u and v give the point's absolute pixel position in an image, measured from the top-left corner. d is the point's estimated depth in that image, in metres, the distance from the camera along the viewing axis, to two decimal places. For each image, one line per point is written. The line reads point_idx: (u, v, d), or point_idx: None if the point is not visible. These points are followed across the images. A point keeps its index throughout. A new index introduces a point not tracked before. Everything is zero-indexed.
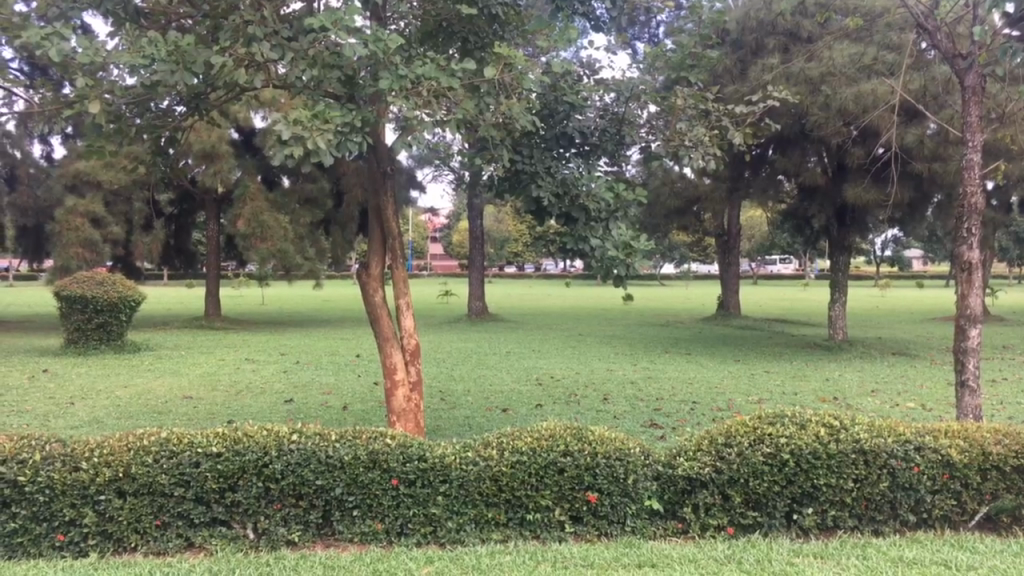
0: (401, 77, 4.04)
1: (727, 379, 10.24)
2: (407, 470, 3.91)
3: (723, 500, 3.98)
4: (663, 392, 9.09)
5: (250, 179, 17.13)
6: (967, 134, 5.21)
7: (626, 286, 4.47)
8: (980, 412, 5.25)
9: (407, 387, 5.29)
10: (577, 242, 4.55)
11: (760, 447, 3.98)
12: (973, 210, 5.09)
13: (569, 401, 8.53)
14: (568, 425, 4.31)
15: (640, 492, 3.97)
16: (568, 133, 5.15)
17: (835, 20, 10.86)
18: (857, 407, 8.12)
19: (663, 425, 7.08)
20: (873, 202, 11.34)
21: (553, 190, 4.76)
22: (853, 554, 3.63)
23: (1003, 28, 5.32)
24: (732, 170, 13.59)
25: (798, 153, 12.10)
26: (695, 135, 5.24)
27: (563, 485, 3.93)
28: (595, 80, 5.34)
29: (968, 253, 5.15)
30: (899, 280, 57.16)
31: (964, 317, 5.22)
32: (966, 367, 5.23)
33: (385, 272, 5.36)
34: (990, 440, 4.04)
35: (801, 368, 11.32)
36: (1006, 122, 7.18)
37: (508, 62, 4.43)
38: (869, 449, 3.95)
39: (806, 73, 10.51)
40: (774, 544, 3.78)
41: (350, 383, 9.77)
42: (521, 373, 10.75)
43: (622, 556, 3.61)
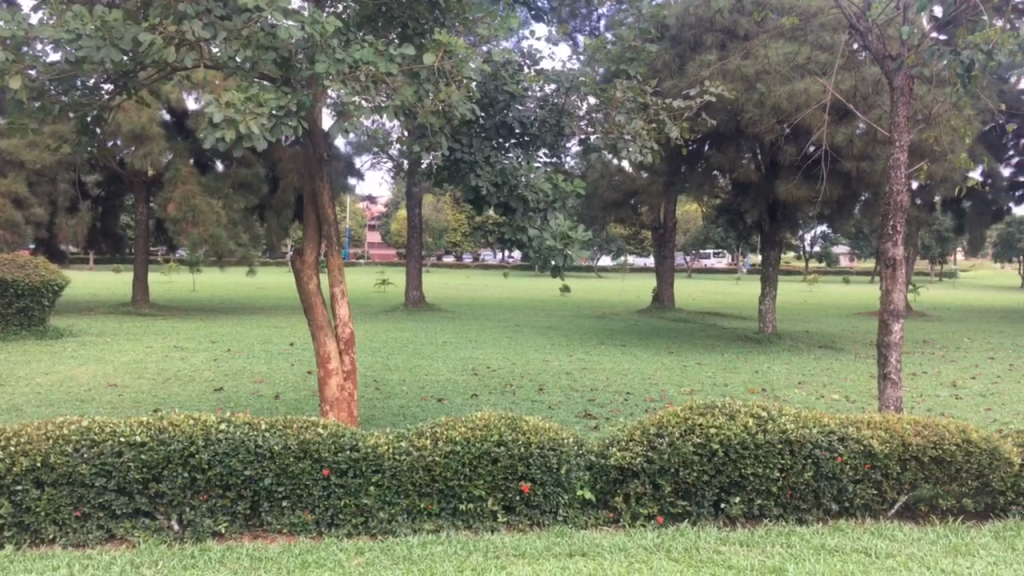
0: (338, 62, 3.99)
1: (660, 370, 10.39)
2: (339, 460, 3.87)
3: (654, 490, 4.03)
4: (597, 383, 9.16)
5: (181, 163, 16.67)
6: (895, 133, 5.36)
7: (563, 277, 4.45)
8: (901, 404, 5.41)
9: (340, 376, 5.23)
10: (515, 233, 4.56)
11: (691, 437, 4.04)
12: (898, 209, 5.24)
13: (504, 392, 8.54)
14: (502, 415, 4.31)
15: (572, 481, 4.00)
16: (507, 123, 5.12)
17: (771, 19, 11.06)
18: (784, 399, 8.32)
19: (597, 416, 7.13)
20: (804, 199, 11.61)
21: (492, 179, 4.77)
22: (778, 542, 3.72)
23: (930, 31, 5.48)
24: (669, 165, 13.74)
25: (733, 149, 12.30)
26: (634, 128, 5.30)
27: (496, 475, 3.93)
28: (536, 70, 5.33)
29: (893, 250, 5.30)
30: (827, 275, 58.84)
31: (888, 312, 5.38)
32: (888, 360, 5.39)
33: (319, 259, 5.28)
34: (910, 430, 4.17)
35: (732, 360, 11.53)
36: (933, 123, 7.38)
37: (448, 50, 4.38)
38: (795, 439, 4.05)
39: (743, 70, 10.68)
40: (702, 532, 3.85)
41: (283, 371, 9.64)
42: (457, 363, 10.73)
43: (553, 546, 3.63)
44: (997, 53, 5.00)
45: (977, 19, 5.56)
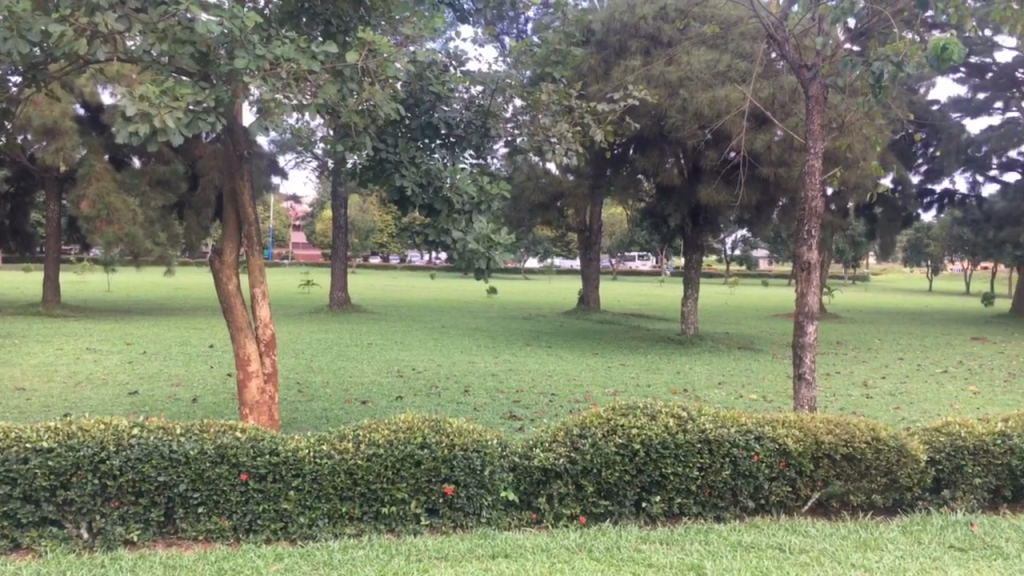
0: (258, 58, 3.90)
1: (584, 371, 10.50)
2: (258, 464, 3.78)
3: (576, 490, 4.07)
4: (522, 384, 9.20)
5: (95, 159, 16.09)
6: (810, 141, 5.53)
7: (488, 280, 4.44)
8: (814, 403, 5.58)
9: (261, 378, 5.13)
10: (439, 234, 4.53)
11: (613, 438, 4.09)
12: (812, 215, 5.42)
13: (429, 393, 8.51)
14: (426, 417, 4.29)
15: (496, 483, 4.00)
16: (433, 123, 5.08)
17: (694, 26, 11.28)
18: (705, 399, 8.49)
19: (522, 418, 7.15)
20: (724, 203, 11.90)
21: (417, 180, 4.75)
22: (696, 540, 3.79)
23: (844, 43, 5.68)
24: (595, 168, 13.89)
25: (657, 153, 12.52)
26: (558, 131, 5.34)
27: (419, 478, 3.90)
28: (461, 71, 5.33)
29: (807, 253, 5.46)
30: (747, 278, 60.38)
31: (803, 314, 5.54)
32: (802, 360, 5.57)
33: (239, 260, 5.17)
34: (823, 429, 4.29)
35: (655, 361, 11.71)
36: (846, 131, 7.64)
37: (372, 48, 4.34)
38: (713, 439, 4.13)
39: (666, 76, 10.86)
40: (623, 531, 3.91)
41: (203, 374, 9.41)
42: (382, 365, 10.64)
43: (476, 548, 3.62)
44: (906, 66, 5.20)
45: (887, 32, 5.78)
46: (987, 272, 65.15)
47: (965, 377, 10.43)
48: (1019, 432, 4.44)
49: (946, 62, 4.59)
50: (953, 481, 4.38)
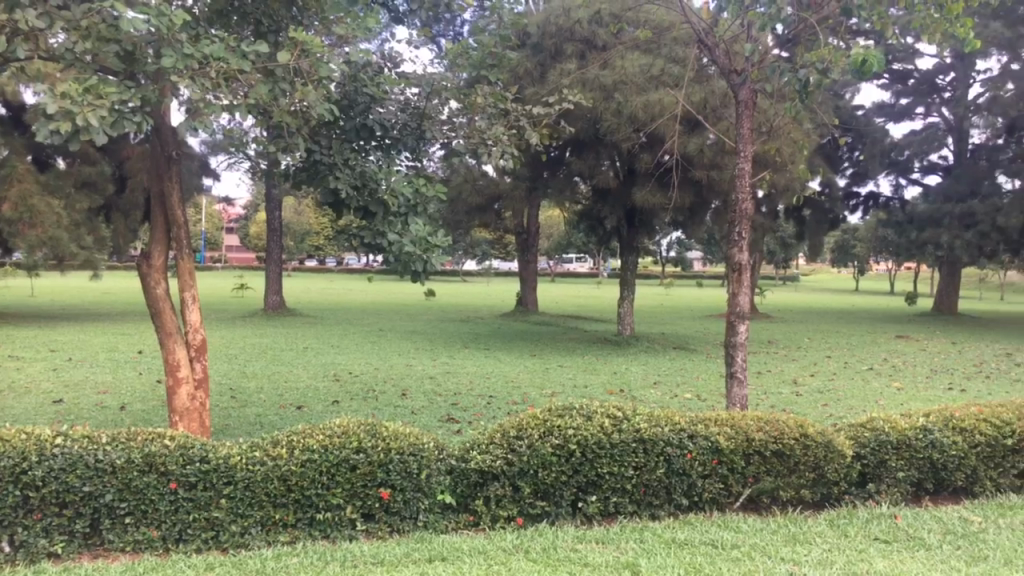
0: (186, 57, 3.81)
1: (522, 373, 10.52)
2: (187, 473, 3.70)
3: (513, 492, 4.08)
4: (460, 387, 9.18)
5: (16, 160, 15.52)
6: (740, 144, 5.65)
7: (424, 282, 4.42)
8: (746, 401, 5.71)
9: (191, 384, 5.02)
10: (375, 237, 4.47)
11: (549, 438, 4.11)
12: (743, 217, 5.52)
13: (366, 397, 8.42)
14: (362, 421, 4.26)
15: (432, 486, 4.00)
16: (369, 125, 5.04)
17: (628, 31, 11.43)
18: (641, 399, 8.60)
19: (460, 420, 7.15)
20: (659, 206, 12.06)
21: (351, 182, 4.71)
22: (631, 538, 3.84)
23: (771, 49, 5.84)
24: (531, 170, 13.95)
25: (592, 156, 12.64)
26: (494, 134, 5.35)
27: (354, 483, 3.87)
28: (396, 73, 5.31)
29: (738, 255, 5.58)
30: (682, 279, 61.32)
31: (734, 314, 5.65)
32: (734, 359, 5.68)
33: (168, 263, 5.05)
34: (753, 426, 4.38)
35: (592, 362, 11.80)
36: (774, 135, 7.83)
37: (305, 48, 4.28)
38: (648, 437, 4.19)
39: (601, 80, 10.97)
40: (560, 531, 3.94)
41: (130, 381, 9.14)
42: (318, 369, 10.49)
43: (413, 552, 3.61)
44: (831, 72, 5.36)
45: (813, 39, 5.95)
46: (911, 272, 67.36)
47: (890, 374, 10.76)
48: (939, 426, 4.61)
49: (867, 71, 4.76)
50: (877, 475, 4.52)
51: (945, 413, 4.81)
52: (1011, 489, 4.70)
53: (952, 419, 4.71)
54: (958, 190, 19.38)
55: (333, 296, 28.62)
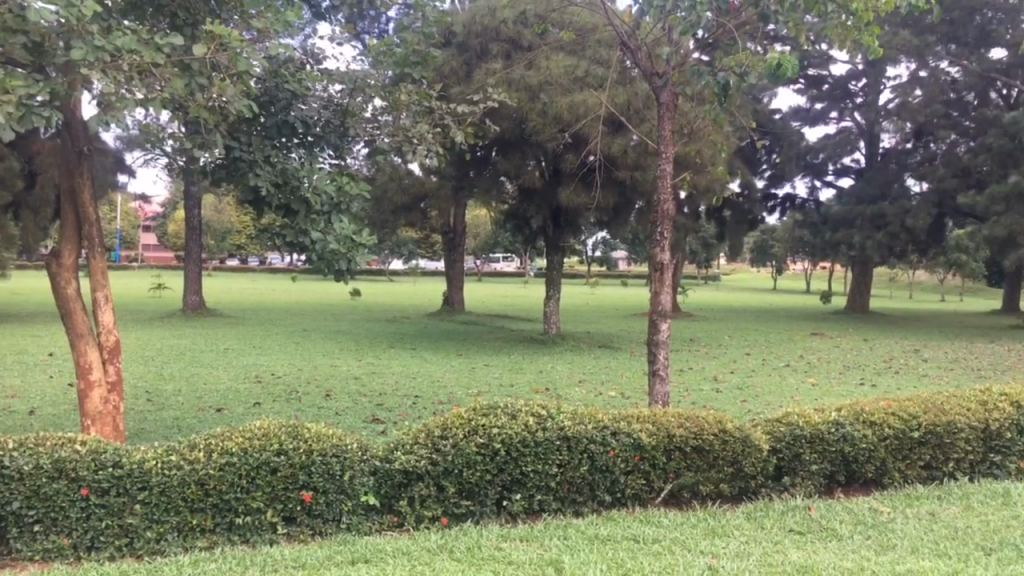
0: (98, 49, 3.69)
1: (448, 372, 10.51)
2: (100, 478, 3.59)
3: (437, 492, 4.07)
4: (385, 387, 9.11)
5: None
6: (662, 146, 5.75)
7: (349, 281, 4.36)
8: (668, 398, 5.81)
9: (104, 388, 4.86)
10: (297, 235, 4.39)
11: (473, 438, 4.11)
12: (664, 217, 5.60)
13: (289, 399, 8.29)
14: (283, 423, 4.18)
15: (355, 487, 3.95)
16: (290, 122, 4.95)
17: (552, 32, 11.50)
18: (567, 397, 8.67)
19: (385, 421, 7.08)
20: (584, 205, 12.18)
21: (272, 180, 4.62)
22: (555, 535, 3.87)
23: (692, 52, 5.95)
24: (457, 169, 13.91)
25: (518, 156, 12.68)
26: (418, 132, 5.33)
27: (275, 485, 3.80)
28: (318, 69, 5.24)
29: (660, 254, 5.68)
30: (607, 278, 62.08)
31: (656, 312, 5.74)
32: (657, 357, 5.77)
33: (79, 262, 4.88)
34: (674, 423, 4.46)
35: (518, 361, 11.85)
36: (695, 137, 7.98)
37: (223, 42, 4.18)
38: (571, 435, 4.22)
39: (526, 80, 11.02)
40: (484, 530, 3.94)
41: (39, 384, 8.79)
42: (239, 371, 10.27)
43: (334, 554, 3.56)
44: (748, 76, 5.50)
45: (731, 44, 6.10)
46: (825, 271, 69.58)
47: (805, 370, 11.10)
48: (851, 420, 4.75)
49: (782, 75, 4.90)
50: (793, 469, 4.65)
51: (856, 407, 4.98)
52: (918, 480, 4.89)
53: (863, 413, 4.87)
54: (870, 192, 20.09)
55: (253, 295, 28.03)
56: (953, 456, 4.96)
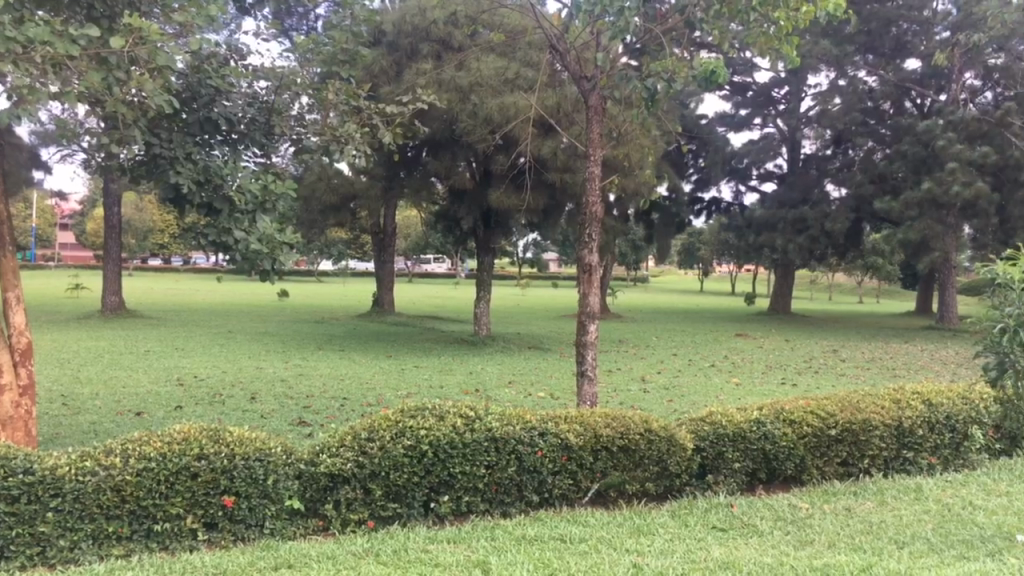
0: (9, 40, 3.54)
1: (376, 374, 10.41)
2: (9, 486, 3.45)
3: (363, 495, 4.02)
4: (313, 390, 8.98)
5: None
6: (591, 149, 5.80)
7: (275, 282, 4.28)
8: (596, 399, 5.87)
9: (15, 392, 4.64)
10: (219, 234, 4.20)
11: (401, 440, 4.08)
12: (593, 219, 5.65)
13: (212, 402, 8.10)
14: (205, 427, 4.09)
15: (279, 491, 3.87)
16: (213, 119, 4.83)
17: (483, 33, 11.51)
18: (496, 398, 8.68)
19: (312, 423, 6.99)
20: (514, 207, 12.20)
21: (194, 177, 4.42)
22: (482, 536, 3.86)
23: (620, 57, 6.02)
24: (387, 170, 13.78)
25: (449, 157, 12.64)
26: (346, 132, 5.28)
27: (196, 491, 3.71)
28: (242, 65, 5.13)
29: (589, 256, 5.73)
30: (537, 280, 62.40)
31: (585, 314, 5.79)
32: (585, 358, 5.82)
33: None
34: (602, 423, 4.52)
35: (448, 363, 11.81)
36: (622, 140, 8.08)
37: (142, 35, 4.06)
38: (499, 436, 4.23)
39: (456, 81, 11.01)
40: (411, 533, 3.91)
41: None
42: (160, 373, 9.98)
43: (257, 561, 3.49)
44: (675, 83, 5.59)
45: (659, 50, 6.20)
46: (750, 275, 71.16)
47: (729, 370, 11.33)
48: (772, 419, 4.87)
49: (714, 82, 5.00)
50: (715, 467, 4.74)
51: (777, 406, 5.11)
52: (835, 477, 5.04)
53: (784, 412, 5.00)
54: (792, 197, 20.64)
55: (177, 296, 27.56)
56: (868, 453, 5.13)
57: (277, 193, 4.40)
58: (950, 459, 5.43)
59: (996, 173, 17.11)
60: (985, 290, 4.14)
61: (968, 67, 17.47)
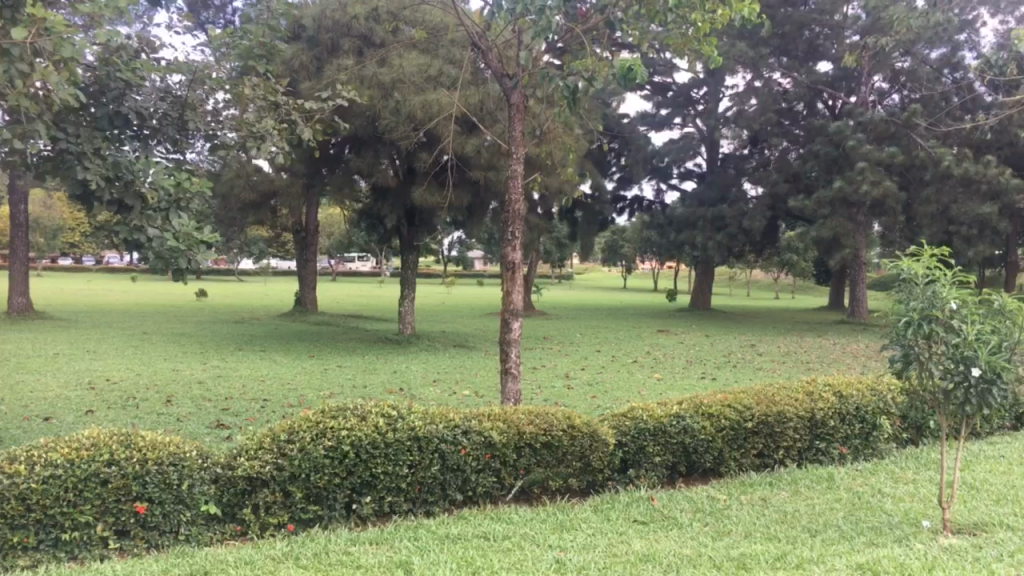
0: None
1: (298, 375, 10.25)
2: None
3: (283, 498, 3.94)
4: (232, 391, 8.77)
5: None
6: (513, 147, 5.82)
7: (189, 281, 4.12)
8: (519, 396, 5.89)
9: None
10: (131, 232, 4.02)
11: (321, 441, 4.01)
12: (517, 217, 5.66)
13: (125, 405, 7.85)
14: (116, 431, 3.95)
15: (195, 497, 3.77)
16: (123, 113, 4.62)
17: (405, 29, 11.44)
18: (420, 397, 8.64)
19: (231, 426, 6.83)
20: (438, 204, 12.16)
21: (102, 173, 4.20)
22: (405, 537, 3.83)
23: (542, 56, 6.04)
24: (309, 167, 13.56)
25: (371, 154, 12.51)
26: (263, 128, 5.26)
27: (106, 498, 3.57)
28: (154, 58, 4.98)
29: (512, 254, 5.74)
30: (463, 278, 62.34)
31: (508, 311, 5.79)
32: (508, 355, 5.82)
33: None
34: (525, 420, 4.54)
35: (372, 362, 11.70)
36: (544, 137, 8.12)
37: (47, 26, 3.89)
38: (422, 436, 4.21)
39: (378, 77, 10.91)
40: (333, 535, 3.85)
41: None
42: (70, 377, 9.62)
43: (171, 568, 3.38)
44: (595, 81, 5.64)
45: (579, 48, 6.25)
46: (671, 271, 72.55)
47: (652, 366, 11.51)
48: (691, 413, 4.97)
49: (632, 81, 5.05)
50: (636, 461, 4.81)
51: (697, 400, 5.21)
52: (752, 469, 5.17)
53: (703, 406, 5.10)
54: (711, 195, 21.10)
55: (89, 298, 26.47)
56: (782, 444, 5.28)
57: (192, 190, 4.28)
58: (860, 449, 5.63)
59: (903, 173, 17.80)
60: (890, 285, 4.24)
61: (877, 70, 18.13)
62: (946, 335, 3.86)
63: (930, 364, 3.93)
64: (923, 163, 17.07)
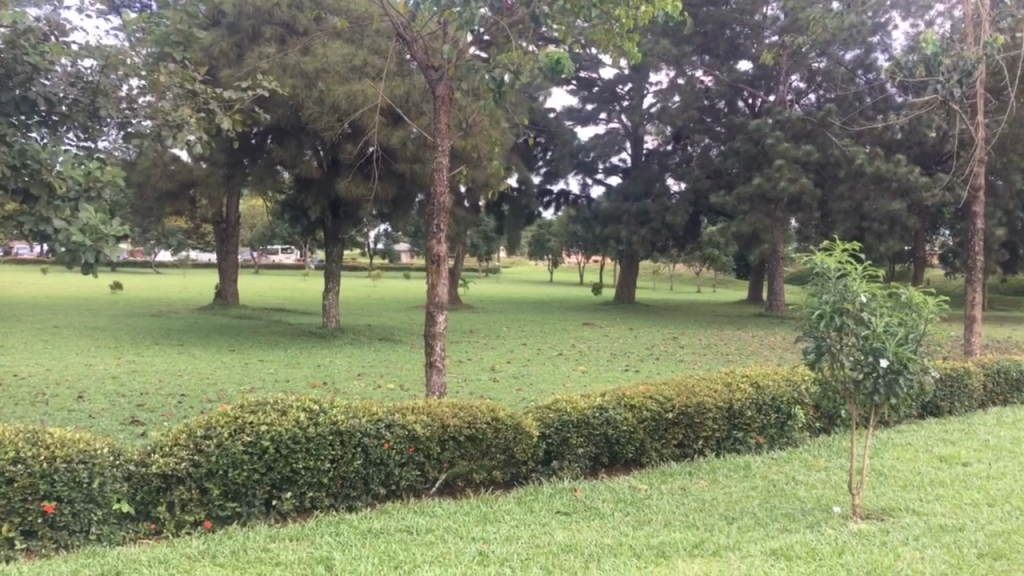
0: None
1: (218, 369, 10.02)
2: None
3: (200, 495, 3.85)
4: (148, 387, 8.52)
5: None
6: (438, 139, 5.78)
7: (97, 275, 3.90)
8: (444, 390, 5.86)
9: None
10: (36, 223, 3.83)
11: (239, 437, 3.92)
12: (441, 210, 5.63)
13: (34, 402, 7.54)
14: (22, 428, 3.78)
15: (106, 495, 3.65)
16: (30, 98, 4.40)
17: (328, 18, 11.26)
18: (344, 391, 8.54)
19: (146, 422, 6.63)
20: (362, 196, 12.02)
21: (7, 161, 4.00)
22: (326, 532, 3.78)
23: (468, 48, 6.02)
24: (229, 157, 13.24)
25: (295, 145, 12.29)
26: (180, 117, 5.11)
27: (11, 498, 3.42)
28: (64, 42, 4.78)
29: (437, 247, 5.70)
30: (389, 271, 61.79)
31: (433, 304, 5.75)
32: (432, 349, 5.80)
33: None
34: (449, 413, 4.53)
35: (294, 356, 11.51)
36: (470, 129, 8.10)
37: None
38: (345, 430, 4.15)
39: (301, 67, 10.72)
40: (251, 532, 3.77)
41: None
42: None
43: (82, 569, 3.27)
44: (521, 74, 5.64)
45: (505, 42, 6.25)
46: (597, 265, 73.36)
47: (576, 359, 11.62)
48: (614, 405, 5.04)
49: (559, 73, 5.07)
50: (560, 453, 4.84)
51: (620, 391, 5.27)
52: (672, 458, 5.28)
53: (626, 397, 5.17)
54: (635, 190, 21.39)
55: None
56: (702, 435, 5.39)
57: (104, 179, 4.13)
58: (776, 438, 5.79)
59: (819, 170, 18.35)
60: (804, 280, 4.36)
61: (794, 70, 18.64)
62: (856, 327, 3.99)
63: (841, 356, 4.04)
64: (837, 161, 17.65)
